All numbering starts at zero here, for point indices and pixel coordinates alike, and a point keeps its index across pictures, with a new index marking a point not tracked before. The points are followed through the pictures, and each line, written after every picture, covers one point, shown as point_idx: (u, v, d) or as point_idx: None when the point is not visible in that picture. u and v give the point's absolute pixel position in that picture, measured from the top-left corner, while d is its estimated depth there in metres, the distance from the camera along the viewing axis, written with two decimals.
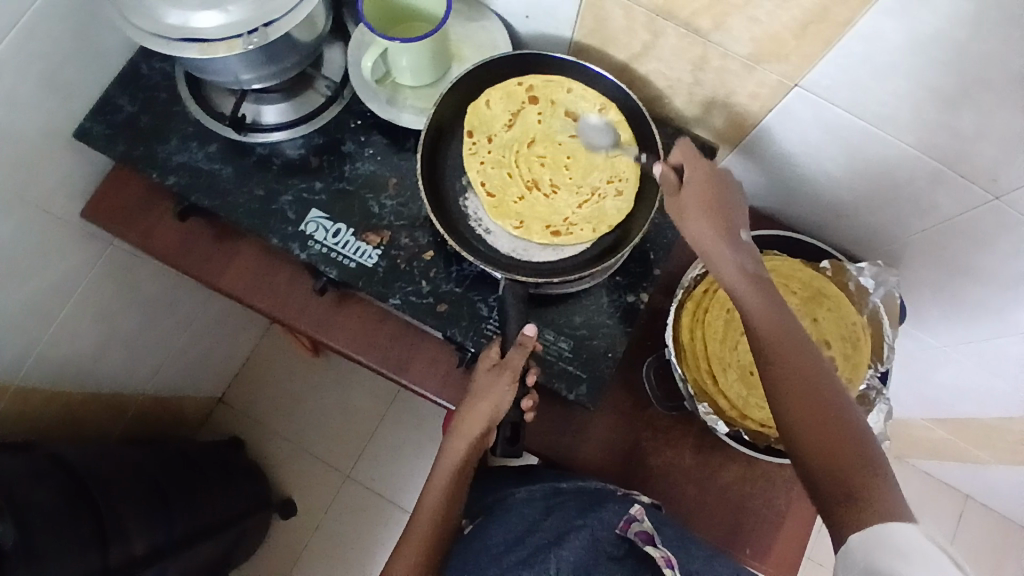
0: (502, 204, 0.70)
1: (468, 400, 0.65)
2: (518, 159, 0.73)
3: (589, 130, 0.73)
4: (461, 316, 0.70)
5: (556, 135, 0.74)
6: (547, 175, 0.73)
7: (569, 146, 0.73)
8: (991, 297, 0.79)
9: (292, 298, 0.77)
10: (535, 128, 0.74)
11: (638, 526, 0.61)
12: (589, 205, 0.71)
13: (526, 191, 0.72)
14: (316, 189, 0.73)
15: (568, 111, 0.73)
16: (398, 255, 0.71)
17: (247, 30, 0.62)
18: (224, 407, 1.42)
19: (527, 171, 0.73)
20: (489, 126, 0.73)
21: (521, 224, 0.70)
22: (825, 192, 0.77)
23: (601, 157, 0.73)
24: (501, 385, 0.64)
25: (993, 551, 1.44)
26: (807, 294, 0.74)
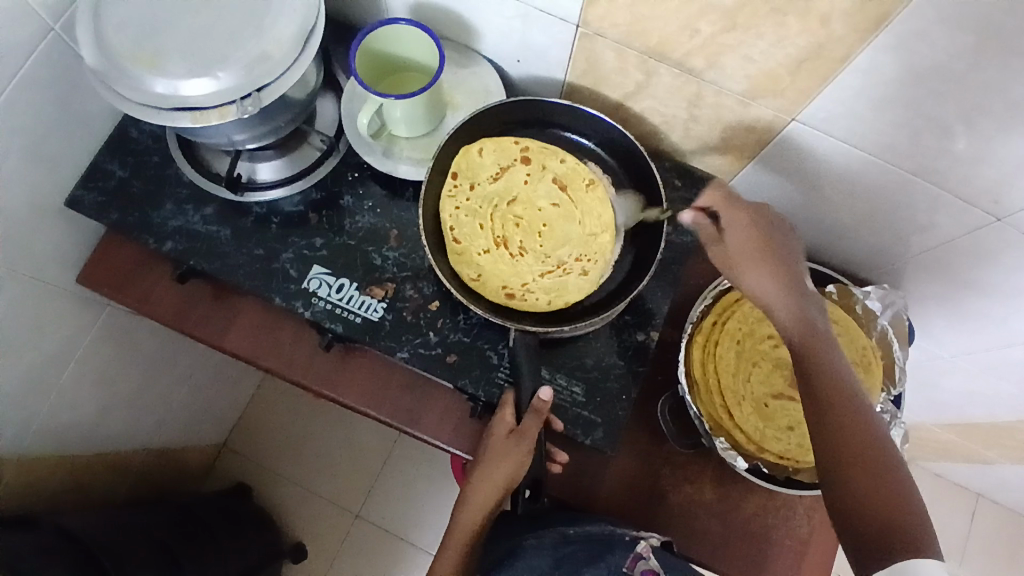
0: (467, 257, 0.70)
1: (483, 465, 0.66)
2: (493, 213, 0.73)
3: (571, 203, 0.73)
4: (470, 366, 0.69)
5: (535, 201, 0.73)
6: (518, 236, 0.72)
7: (548, 214, 0.73)
8: (995, 309, 0.79)
9: (297, 356, 0.75)
10: (519, 188, 0.73)
11: (645, 564, 0.62)
12: (552, 276, 0.71)
13: (492, 248, 0.71)
14: (317, 245, 0.72)
15: (556, 179, 0.73)
16: (404, 308, 0.70)
17: (240, 97, 0.62)
18: (228, 454, 1.39)
19: (499, 228, 0.72)
20: (476, 174, 0.73)
21: (479, 277, 0.70)
22: (825, 215, 0.77)
23: (579, 233, 0.72)
24: (518, 455, 0.64)
25: (1008, 547, 1.43)
26: None
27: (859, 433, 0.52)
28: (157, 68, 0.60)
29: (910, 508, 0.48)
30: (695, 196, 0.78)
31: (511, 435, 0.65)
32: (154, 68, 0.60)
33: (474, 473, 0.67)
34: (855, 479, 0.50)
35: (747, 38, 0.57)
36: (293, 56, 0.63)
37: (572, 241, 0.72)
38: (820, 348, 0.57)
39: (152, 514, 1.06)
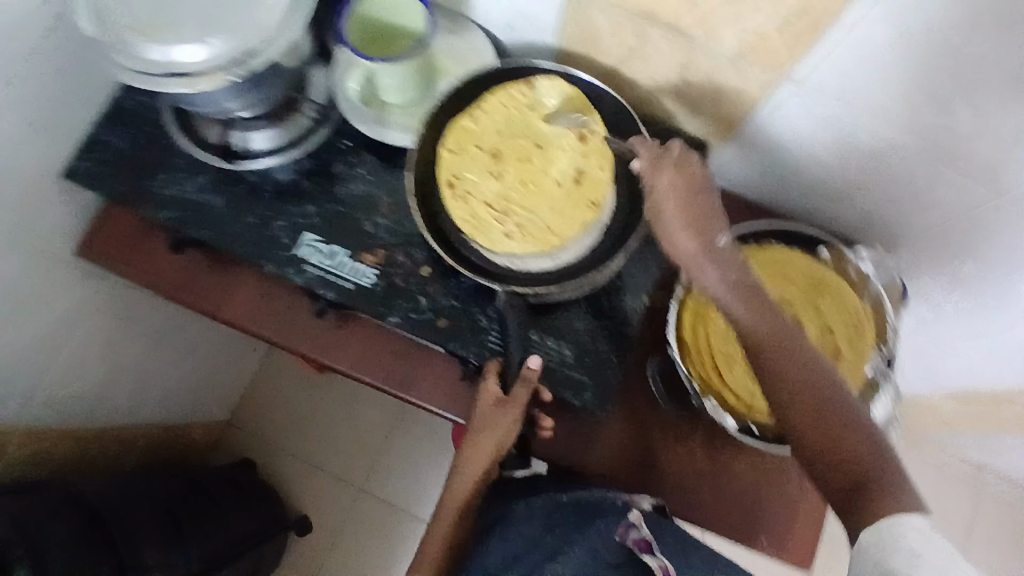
0: (463, 141, 0.70)
1: (474, 434, 0.68)
2: (508, 148, 0.70)
3: (571, 194, 0.69)
4: (462, 330, 0.70)
5: (549, 163, 0.70)
6: (506, 175, 0.70)
7: (547, 184, 0.69)
8: (992, 274, 0.78)
9: (292, 324, 0.76)
10: (550, 148, 0.70)
11: (637, 531, 0.62)
12: (490, 219, 0.68)
13: (486, 151, 0.70)
14: (309, 213, 0.73)
15: (581, 170, 0.69)
16: (395, 273, 0.71)
17: (232, 64, 0.62)
18: (233, 429, 1.42)
19: (504, 162, 0.70)
20: (545, 106, 0.71)
21: (453, 152, 0.70)
22: (819, 179, 0.77)
23: (541, 219, 0.68)
24: (507, 423, 0.66)
25: (1009, 521, 1.43)
26: (808, 282, 0.74)
27: (809, 391, 0.53)
28: (150, 35, 0.60)
29: (870, 447, 0.50)
30: None
31: (500, 403, 0.67)
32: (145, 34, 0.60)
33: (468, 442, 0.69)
34: (815, 437, 0.52)
35: None
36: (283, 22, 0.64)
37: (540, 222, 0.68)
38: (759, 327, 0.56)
39: (159, 488, 1.08)
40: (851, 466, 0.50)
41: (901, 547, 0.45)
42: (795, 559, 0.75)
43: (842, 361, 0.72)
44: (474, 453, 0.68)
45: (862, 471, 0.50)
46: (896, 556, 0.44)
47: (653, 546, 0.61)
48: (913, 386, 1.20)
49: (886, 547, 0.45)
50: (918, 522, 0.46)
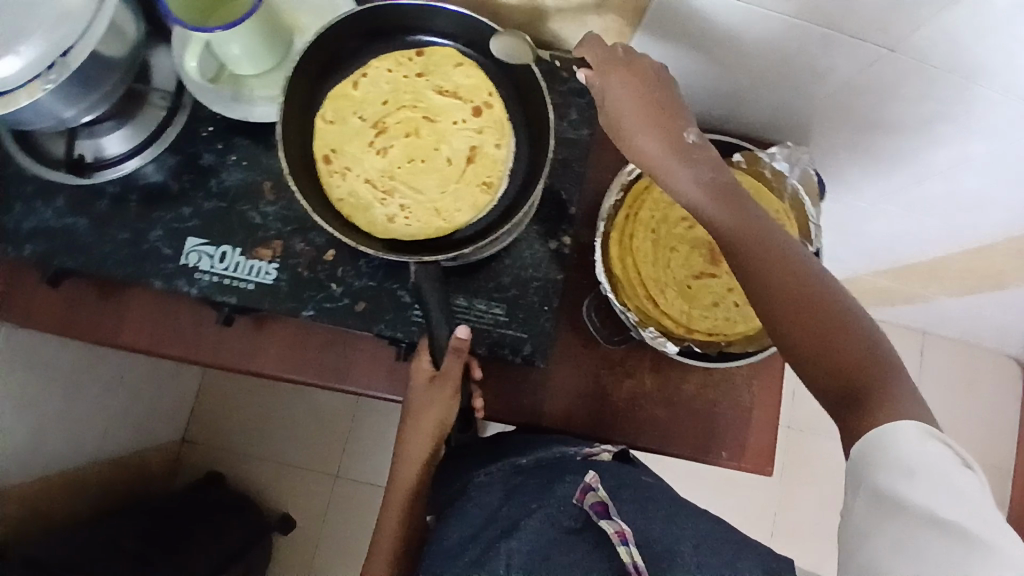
0: (343, 110, 0.67)
1: (414, 412, 0.68)
2: (395, 122, 0.68)
3: (459, 169, 0.67)
4: (382, 310, 0.66)
5: (440, 136, 0.68)
6: (393, 147, 0.68)
7: (435, 158, 0.68)
8: (905, 146, 0.78)
9: (202, 338, 0.71)
10: (441, 122, 0.68)
11: (595, 496, 0.58)
12: (373, 196, 0.66)
13: (369, 122, 0.68)
14: (187, 216, 0.66)
15: (474, 147, 0.68)
16: (297, 263, 0.65)
17: (43, 68, 0.55)
18: (190, 447, 1.35)
19: (390, 136, 0.68)
20: (435, 75, 0.68)
21: (331, 123, 0.67)
22: (721, 80, 0.74)
23: (430, 196, 0.66)
24: (445, 398, 0.66)
25: (954, 373, 1.53)
26: None
27: (799, 286, 0.49)
28: None
29: (864, 337, 0.47)
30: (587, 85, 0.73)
31: (433, 381, 0.66)
32: None
33: (409, 425, 0.69)
34: (806, 333, 0.48)
35: None
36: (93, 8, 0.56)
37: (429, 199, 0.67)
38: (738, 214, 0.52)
39: (120, 527, 1.03)
40: (851, 366, 0.47)
41: (890, 458, 0.44)
42: (755, 461, 0.77)
43: None
44: (417, 431, 0.69)
45: (858, 360, 0.47)
46: (885, 469, 0.44)
47: (611, 512, 0.57)
48: (850, 267, 1.24)
49: (875, 460, 0.45)
50: (913, 429, 0.44)
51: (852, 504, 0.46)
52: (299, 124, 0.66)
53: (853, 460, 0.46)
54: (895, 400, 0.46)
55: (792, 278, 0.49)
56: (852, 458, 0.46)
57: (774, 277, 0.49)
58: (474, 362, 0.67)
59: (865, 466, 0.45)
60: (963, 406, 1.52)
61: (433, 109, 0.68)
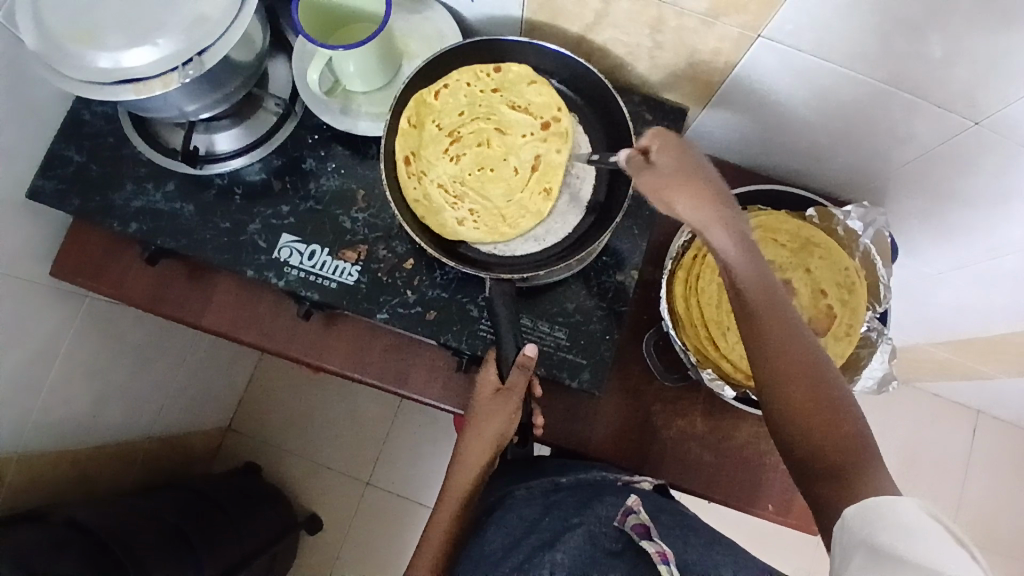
0: (423, 116, 0.69)
1: (475, 423, 0.67)
2: (468, 132, 0.70)
3: (524, 180, 0.69)
4: (451, 321, 0.69)
5: (508, 147, 0.70)
6: (466, 156, 0.70)
7: (504, 168, 0.70)
8: (982, 220, 0.77)
9: (278, 327, 0.75)
10: (509, 133, 0.70)
11: (635, 517, 0.58)
12: (444, 202, 0.68)
13: (446, 131, 0.70)
14: (284, 213, 0.71)
15: (540, 160, 0.69)
16: (378, 268, 0.69)
17: (180, 62, 0.59)
18: (231, 435, 1.40)
19: (462, 145, 0.70)
20: (510, 92, 0.70)
21: (413, 127, 0.69)
22: (801, 135, 0.75)
23: (495, 203, 0.69)
24: (509, 409, 0.66)
25: (1008, 460, 1.46)
26: (797, 245, 0.74)
27: (801, 364, 0.49)
28: (98, 41, 0.58)
29: (851, 423, 0.48)
30: (668, 128, 0.76)
31: (497, 395, 0.67)
32: (93, 42, 0.58)
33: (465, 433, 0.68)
34: (795, 408, 0.49)
35: None
36: (232, 14, 0.60)
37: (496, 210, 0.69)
38: (762, 290, 0.51)
39: (162, 501, 1.07)
40: (835, 447, 0.48)
41: (891, 522, 0.43)
42: (803, 521, 0.76)
43: (836, 322, 0.71)
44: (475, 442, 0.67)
45: (841, 444, 0.47)
46: (886, 530, 0.43)
47: (652, 533, 0.56)
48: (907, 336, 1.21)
49: (875, 521, 0.44)
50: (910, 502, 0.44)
51: (843, 564, 0.44)
52: None
53: (844, 527, 0.45)
54: (873, 482, 0.46)
55: (793, 355, 0.49)
56: (844, 521, 0.45)
57: (785, 347, 0.50)
58: (534, 382, 0.69)
59: (865, 528, 0.44)
60: (1017, 498, 1.44)
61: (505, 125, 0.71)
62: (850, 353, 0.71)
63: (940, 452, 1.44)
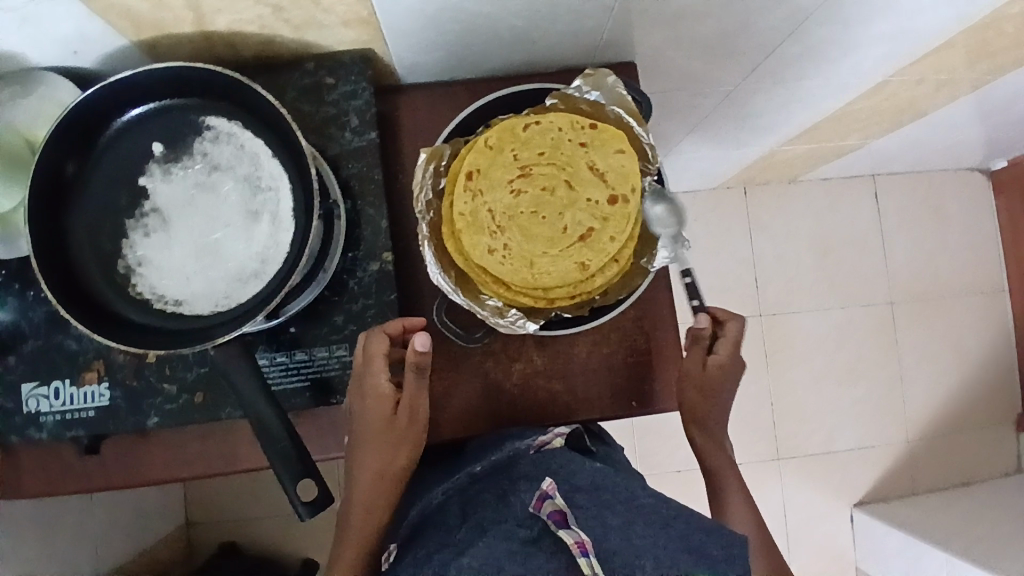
0: (511, 134, 0.66)
1: (360, 446, 0.65)
2: (518, 136, 0.66)
3: (602, 149, 0.66)
4: (223, 394, 0.64)
5: (570, 149, 0.66)
6: (556, 149, 0.66)
7: (587, 150, 0.66)
8: (727, 30, 0.70)
9: (82, 467, 0.68)
10: (549, 141, 0.66)
11: (551, 504, 0.56)
12: (491, 170, 0.66)
13: (505, 138, 0.66)
14: (13, 364, 0.65)
15: (602, 141, 0.66)
16: (124, 376, 0.65)
17: None
18: (198, 528, 1.39)
19: (512, 149, 0.66)
20: (484, 169, 0.65)
21: (489, 147, 0.66)
22: (499, 30, 0.65)
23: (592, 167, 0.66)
24: (406, 422, 0.64)
25: (909, 209, 1.48)
26: (531, 153, 0.66)
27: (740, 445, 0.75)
28: None
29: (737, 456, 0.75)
30: (359, 87, 0.68)
31: (400, 408, 0.64)
32: None
33: (357, 455, 0.65)
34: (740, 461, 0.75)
35: None
36: None
37: (185, 271, 0.60)
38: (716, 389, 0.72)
39: None
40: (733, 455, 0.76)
41: None
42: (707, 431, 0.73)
43: (596, 201, 0.66)
44: (368, 464, 0.65)
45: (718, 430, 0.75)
46: None
47: (569, 520, 0.55)
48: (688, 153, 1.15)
49: None
50: None
51: None
52: (59, 240, 0.59)
53: None
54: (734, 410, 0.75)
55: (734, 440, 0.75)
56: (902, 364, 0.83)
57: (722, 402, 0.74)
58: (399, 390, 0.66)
59: None
60: (927, 239, 1.48)
61: (147, 176, 0.60)
62: (622, 220, 0.65)
63: (846, 232, 1.46)
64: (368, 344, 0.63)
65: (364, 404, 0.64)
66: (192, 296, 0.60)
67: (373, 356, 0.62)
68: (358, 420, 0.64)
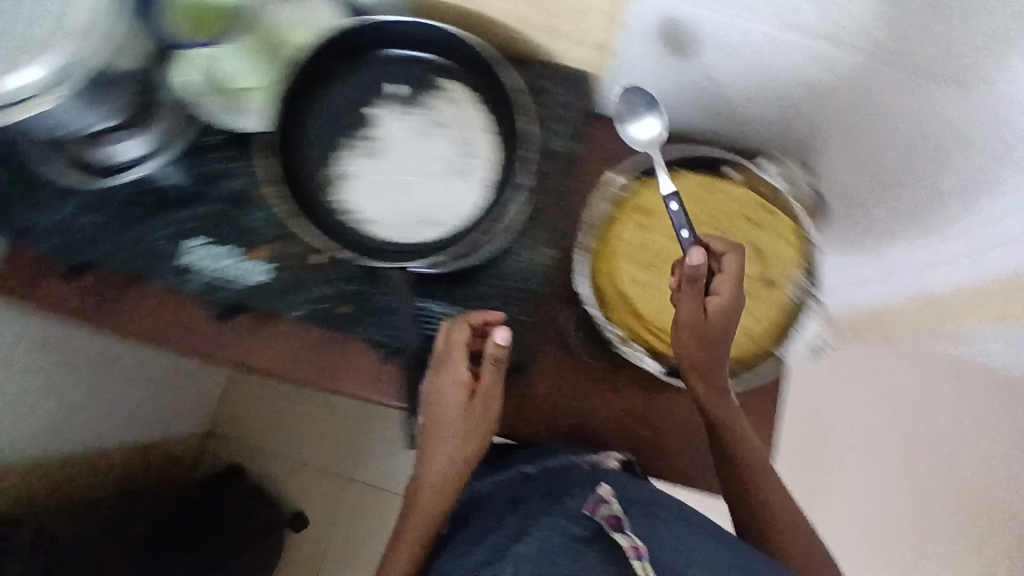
0: (696, 186, 0.71)
1: (434, 424, 0.68)
2: (702, 191, 0.71)
3: (772, 232, 0.71)
4: (364, 312, 0.69)
5: (743, 220, 0.71)
6: (731, 216, 0.71)
7: (757, 228, 0.71)
8: (918, 167, 0.73)
9: (200, 332, 0.71)
10: (727, 206, 0.71)
11: (607, 507, 0.55)
12: (667, 211, 0.71)
13: (689, 188, 0.71)
14: (193, 219, 0.71)
15: (773, 226, 0.71)
16: (285, 265, 0.70)
17: (63, 82, 0.55)
18: (215, 440, 1.42)
19: (692, 201, 0.71)
20: (660, 208, 0.70)
21: (672, 190, 0.71)
22: (716, 94, 0.72)
23: (757, 244, 0.71)
24: (477, 408, 0.67)
25: None
26: (706, 212, 0.71)
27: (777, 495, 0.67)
28: None
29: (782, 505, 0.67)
30: (576, 101, 0.71)
31: (473, 397, 0.67)
32: None
33: (430, 432, 0.69)
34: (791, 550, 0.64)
35: None
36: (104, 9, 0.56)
37: (379, 197, 0.66)
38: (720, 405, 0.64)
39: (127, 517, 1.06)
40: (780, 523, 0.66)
41: None
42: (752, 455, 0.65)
43: (748, 277, 0.71)
44: (440, 440, 0.68)
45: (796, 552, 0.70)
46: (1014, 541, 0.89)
47: (624, 526, 0.54)
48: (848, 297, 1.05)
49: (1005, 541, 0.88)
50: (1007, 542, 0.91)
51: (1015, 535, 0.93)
52: (289, 132, 0.65)
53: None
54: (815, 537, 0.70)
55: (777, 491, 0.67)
56: None
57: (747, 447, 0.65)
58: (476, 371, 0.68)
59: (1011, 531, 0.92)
60: None
61: (376, 105, 0.66)
62: (763, 302, 0.70)
63: None
64: (451, 333, 0.66)
65: (440, 387, 0.67)
66: (379, 220, 0.66)
67: (455, 344, 0.66)
68: (433, 401, 0.68)
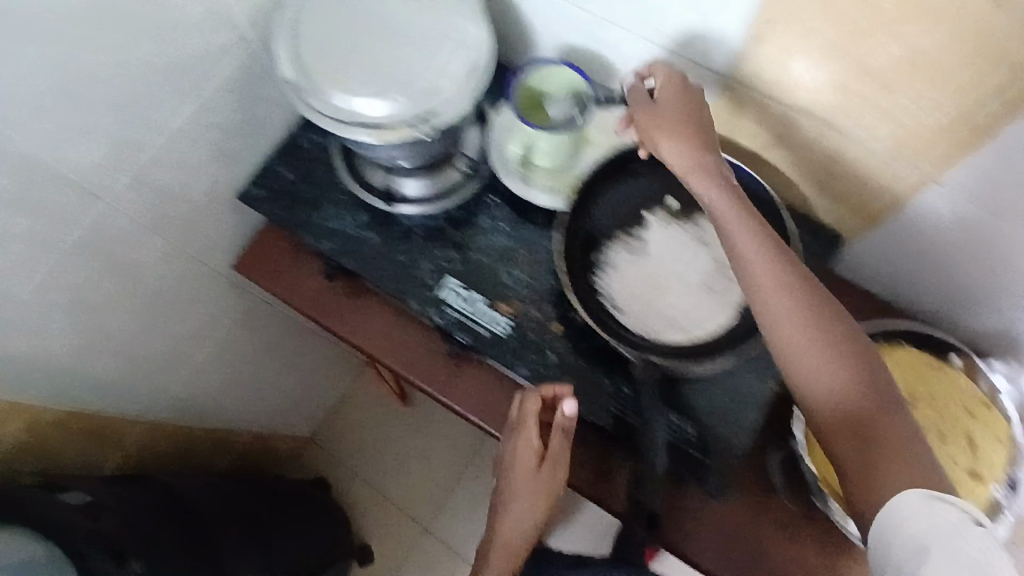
0: (924, 364, 0.74)
1: (514, 489, 0.72)
2: (929, 369, 0.74)
3: (986, 432, 0.72)
4: (585, 390, 0.72)
5: (961, 410, 0.73)
6: (949, 402, 0.73)
7: (973, 422, 0.72)
8: None
9: (418, 357, 0.80)
10: (948, 392, 0.73)
11: None
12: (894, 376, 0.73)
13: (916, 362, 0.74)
14: (453, 258, 0.78)
15: (988, 426, 0.72)
16: (526, 325, 0.75)
17: (420, 120, 0.66)
18: (312, 447, 1.45)
19: (918, 375, 0.73)
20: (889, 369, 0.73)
21: (902, 360, 0.74)
22: (961, 288, 0.74)
23: (971, 438, 0.72)
24: (549, 476, 0.70)
25: None
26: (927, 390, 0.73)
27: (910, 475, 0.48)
28: (347, 87, 0.66)
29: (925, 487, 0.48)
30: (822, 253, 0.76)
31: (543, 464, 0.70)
32: (341, 85, 0.66)
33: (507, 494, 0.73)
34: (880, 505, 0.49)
35: (894, 99, 0.59)
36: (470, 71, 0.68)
37: (635, 290, 0.70)
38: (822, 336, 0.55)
39: (237, 490, 1.03)
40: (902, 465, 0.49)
41: None
42: (906, 476, 0.48)
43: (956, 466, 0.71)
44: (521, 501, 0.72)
45: None
46: None
47: None
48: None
49: None
50: None
51: None
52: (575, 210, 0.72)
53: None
54: None
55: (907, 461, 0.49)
56: None
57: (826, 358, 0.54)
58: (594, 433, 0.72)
59: None
60: None
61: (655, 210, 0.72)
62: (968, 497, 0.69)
63: None
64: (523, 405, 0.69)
65: (515, 453, 0.71)
66: (630, 310, 0.69)
67: (527, 416, 0.69)
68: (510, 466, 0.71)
